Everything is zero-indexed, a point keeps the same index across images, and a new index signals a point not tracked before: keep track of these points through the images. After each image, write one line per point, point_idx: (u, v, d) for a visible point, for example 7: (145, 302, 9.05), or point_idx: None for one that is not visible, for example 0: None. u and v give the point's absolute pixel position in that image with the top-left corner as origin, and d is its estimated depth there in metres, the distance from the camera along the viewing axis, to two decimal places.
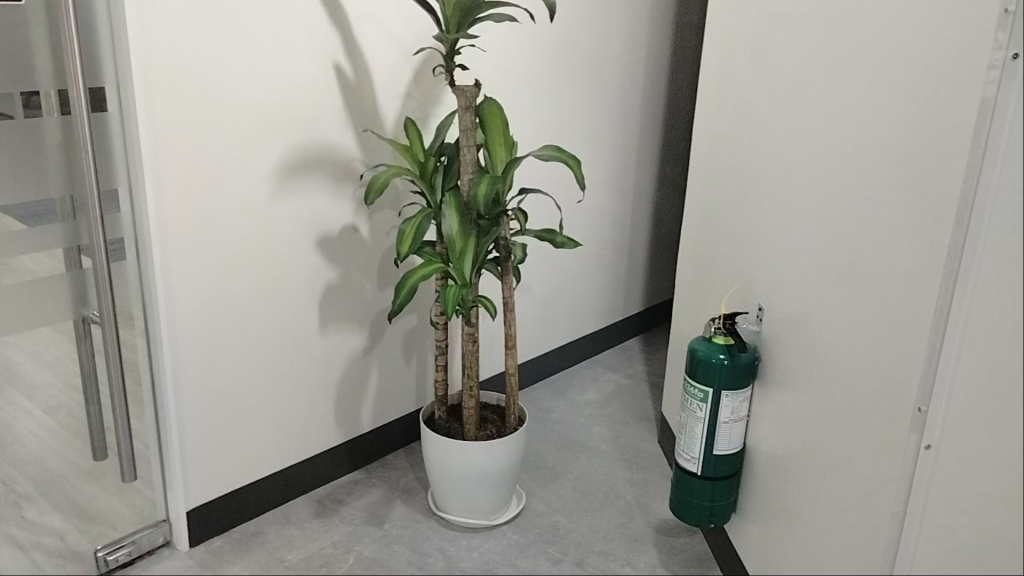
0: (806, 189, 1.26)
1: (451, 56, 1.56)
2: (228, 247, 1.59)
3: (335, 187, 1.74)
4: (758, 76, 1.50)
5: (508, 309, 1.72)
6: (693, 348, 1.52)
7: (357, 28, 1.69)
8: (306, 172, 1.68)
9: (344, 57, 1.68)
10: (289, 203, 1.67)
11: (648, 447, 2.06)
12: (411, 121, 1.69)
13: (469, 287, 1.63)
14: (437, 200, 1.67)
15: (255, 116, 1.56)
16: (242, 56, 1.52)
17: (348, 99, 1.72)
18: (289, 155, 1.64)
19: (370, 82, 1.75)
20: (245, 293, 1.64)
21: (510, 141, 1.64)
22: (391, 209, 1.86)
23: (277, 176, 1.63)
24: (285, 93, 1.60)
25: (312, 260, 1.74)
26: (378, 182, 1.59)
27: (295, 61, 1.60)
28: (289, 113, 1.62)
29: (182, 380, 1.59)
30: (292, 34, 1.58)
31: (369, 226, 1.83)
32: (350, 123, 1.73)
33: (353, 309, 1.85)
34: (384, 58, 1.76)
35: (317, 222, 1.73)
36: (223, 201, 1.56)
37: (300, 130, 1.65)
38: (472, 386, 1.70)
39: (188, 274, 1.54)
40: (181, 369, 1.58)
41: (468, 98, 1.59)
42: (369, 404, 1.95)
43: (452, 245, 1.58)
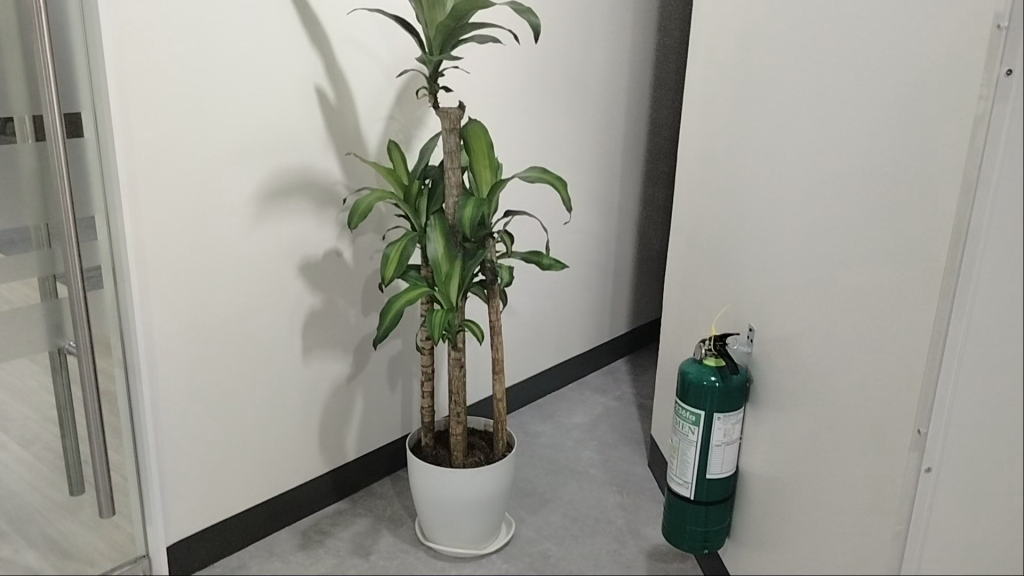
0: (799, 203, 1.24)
1: (435, 78, 1.55)
2: (208, 274, 1.56)
3: (318, 211, 1.72)
4: (745, 91, 1.49)
5: (496, 334, 1.69)
6: (684, 371, 1.50)
7: (338, 49, 1.67)
8: (288, 196, 1.65)
9: (325, 80, 1.66)
10: (270, 228, 1.64)
11: (638, 470, 2.03)
12: (394, 144, 1.66)
13: (455, 311, 1.60)
14: (421, 223, 1.64)
15: (234, 140, 1.54)
16: (221, 78, 1.49)
17: (330, 122, 1.69)
18: (270, 179, 1.62)
19: (352, 105, 1.72)
20: (226, 321, 1.61)
21: (495, 163, 1.62)
22: (374, 233, 1.83)
23: (258, 200, 1.60)
24: (266, 116, 1.58)
25: (295, 286, 1.71)
26: (361, 206, 1.57)
27: (276, 83, 1.58)
28: (270, 136, 1.60)
29: (161, 410, 1.55)
30: (273, 56, 1.56)
31: (352, 250, 1.80)
32: (332, 147, 1.71)
33: (336, 335, 1.81)
34: (367, 80, 1.73)
35: (299, 248, 1.70)
36: (204, 227, 1.53)
37: (282, 154, 1.62)
38: (460, 412, 1.67)
39: (169, 301, 1.51)
40: (159, 399, 1.54)
41: (452, 120, 1.57)
42: (354, 432, 1.91)
43: (437, 269, 1.56)
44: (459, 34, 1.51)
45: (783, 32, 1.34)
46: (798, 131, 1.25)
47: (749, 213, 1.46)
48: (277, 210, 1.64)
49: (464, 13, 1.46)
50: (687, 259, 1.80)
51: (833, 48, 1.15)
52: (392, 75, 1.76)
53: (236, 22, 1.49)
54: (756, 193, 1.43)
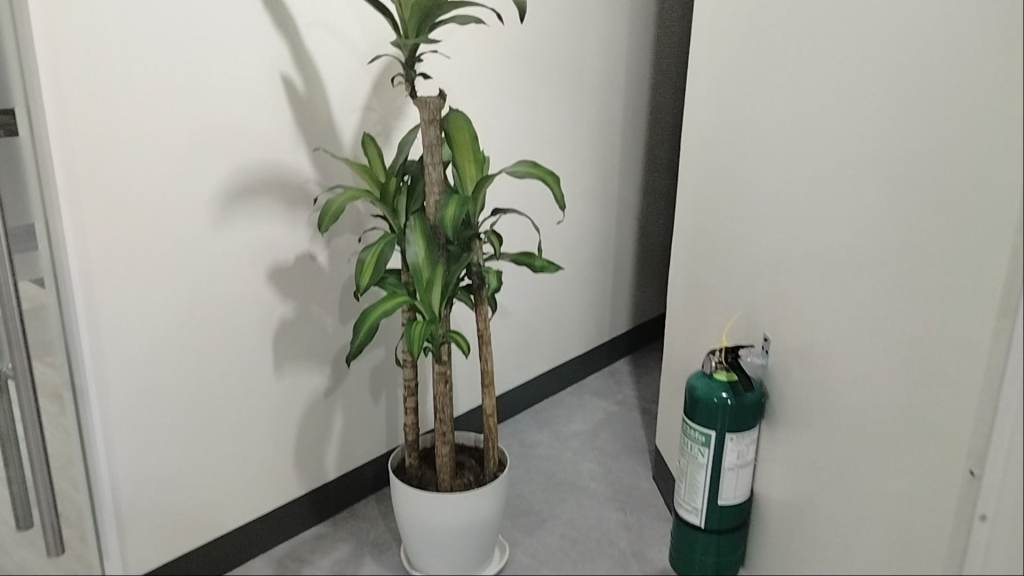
0: (835, 201, 1.09)
1: (411, 64, 1.39)
2: (162, 282, 1.41)
3: (287, 211, 1.56)
4: (754, 72, 1.34)
5: (483, 343, 1.54)
6: (691, 386, 1.35)
7: (305, 31, 1.51)
8: (252, 197, 1.50)
9: (293, 67, 1.51)
10: (233, 231, 1.49)
11: (642, 484, 1.89)
12: (369, 137, 1.51)
13: (439, 321, 1.44)
14: (400, 224, 1.49)
15: (192, 136, 1.39)
16: (173, 64, 1.34)
17: (298, 112, 1.54)
18: (230, 177, 1.46)
19: (321, 93, 1.57)
20: (186, 335, 1.46)
21: (481, 157, 1.47)
22: (351, 234, 1.68)
23: (218, 199, 1.45)
24: (224, 107, 1.43)
25: (262, 294, 1.56)
26: (333, 207, 1.42)
27: (235, 70, 1.43)
28: (229, 129, 1.44)
29: (113, 434, 1.41)
30: (232, 40, 1.41)
31: (328, 254, 1.65)
32: (302, 141, 1.56)
33: (312, 347, 1.67)
34: (338, 67, 1.58)
35: (266, 253, 1.55)
36: (159, 232, 1.39)
37: (243, 148, 1.47)
38: (446, 430, 1.52)
39: (118, 312, 1.37)
40: (112, 422, 1.40)
41: (431, 110, 1.42)
42: (334, 449, 1.77)
43: (417, 274, 1.41)
44: (437, 14, 1.35)
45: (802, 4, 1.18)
46: (827, 117, 1.10)
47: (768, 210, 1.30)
48: (239, 211, 1.49)
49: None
50: (691, 256, 1.65)
51: (871, 22, 1.00)
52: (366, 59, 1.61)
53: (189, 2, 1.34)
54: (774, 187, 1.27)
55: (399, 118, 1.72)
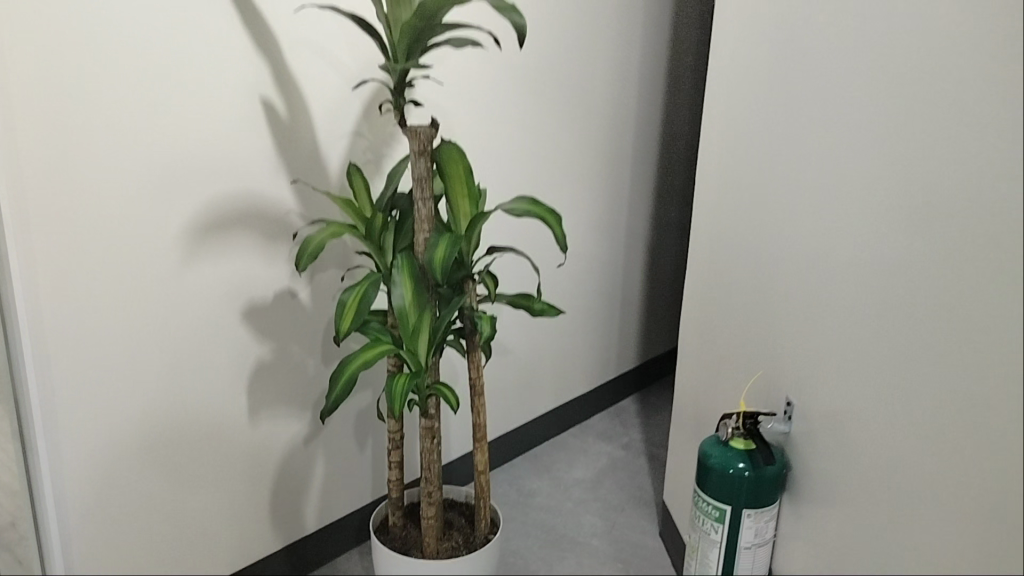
0: (880, 260, 0.94)
1: (401, 90, 1.26)
2: (127, 323, 1.30)
3: (265, 245, 1.44)
4: (784, 104, 1.18)
5: (476, 394, 1.41)
6: (704, 453, 1.22)
7: (288, 51, 1.38)
8: (227, 233, 1.38)
9: (274, 92, 1.39)
10: (206, 267, 1.37)
11: (646, 543, 1.75)
12: (355, 167, 1.39)
13: (425, 372, 1.31)
14: (386, 263, 1.36)
15: (161, 166, 1.28)
16: (141, 87, 1.22)
17: (279, 140, 1.42)
18: (204, 209, 1.34)
19: (305, 118, 1.44)
20: (152, 379, 1.35)
21: (475, 192, 1.35)
22: (336, 268, 1.55)
23: (189, 232, 1.33)
24: (198, 133, 1.31)
25: (237, 335, 1.44)
26: (313, 245, 1.30)
27: (211, 92, 1.30)
28: (204, 157, 1.32)
29: (64, 487, 1.31)
30: (208, 60, 1.29)
31: (310, 291, 1.52)
32: (283, 171, 1.43)
33: (291, 393, 1.54)
34: (324, 91, 1.45)
35: (242, 291, 1.43)
36: (121, 270, 1.27)
37: (218, 178, 1.35)
38: (432, 490, 1.39)
39: (75, 355, 1.26)
40: (64, 471, 1.30)
41: (422, 141, 1.29)
42: (314, 500, 1.64)
43: (402, 320, 1.28)
44: (430, 36, 1.23)
45: (843, 27, 1.03)
46: (875, 159, 0.94)
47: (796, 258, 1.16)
48: (213, 246, 1.37)
49: (435, 10, 1.18)
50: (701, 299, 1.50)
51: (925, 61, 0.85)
52: (355, 81, 1.48)
53: (161, 19, 1.22)
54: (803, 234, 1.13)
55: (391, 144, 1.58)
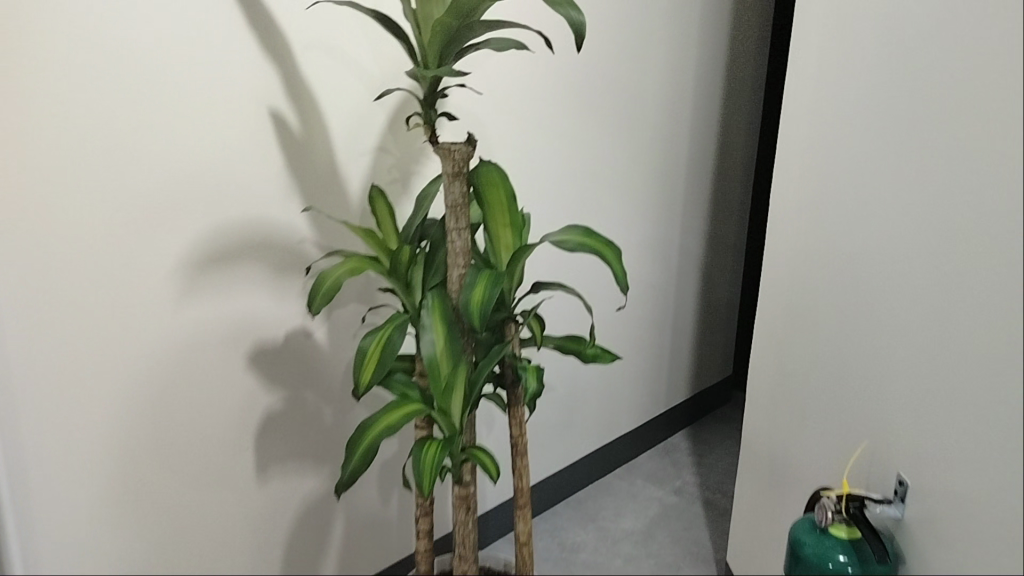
0: None
1: (431, 102, 1.06)
2: (106, 362, 1.17)
3: (274, 280, 1.26)
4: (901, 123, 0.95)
5: (518, 455, 1.21)
6: (796, 538, 1.09)
7: (300, 56, 1.19)
8: (229, 264, 1.21)
9: (283, 104, 1.20)
10: (205, 305, 1.21)
11: None
12: (378, 190, 1.19)
13: (460, 433, 1.12)
14: (414, 302, 1.17)
15: (152, 186, 1.13)
16: (120, 100, 1.08)
17: (291, 157, 1.23)
18: (197, 239, 1.18)
19: (322, 133, 1.25)
20: (136, 429, 1.22)
21: (519, 219, 1.16)
22: (358, 304, 1.34)
23: (181, 265, 1.18)
24: (189, 152, 1.14)
25: (240, 382, 1.27)
26: (329, 282, 1.11)
27: (205, 106, 1.14)
28: (197, 180, 1.16)
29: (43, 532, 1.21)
30: (201, 68, 1.12)
31: (329, 330, 1.32)
32: (295, 194, 1.25)
33: (306, 444, 1.36)
34: (343, 101, 1.25)
35: (247, 332, 1.25)
36: (105, 301, 1.14)
37: (216, 205, 1.18)
38: (466, 567, 1.20)
39: (55, 395, 1.15)
40: (46, 518, 1.21)
41: (457, 161, 1.09)
42: (335, 560, 1.47)
43: (433, 372, 1.09)
44: (468, 38, 1.03)
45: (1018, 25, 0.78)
46: None
47: (929, 311, 0.93)
48: (212, 281, 1.20)
49: (475, 7, 0.99)
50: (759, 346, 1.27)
51: None
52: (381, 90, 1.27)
53: (143, 22, 1.06)
54: (921, 284, 0.94)
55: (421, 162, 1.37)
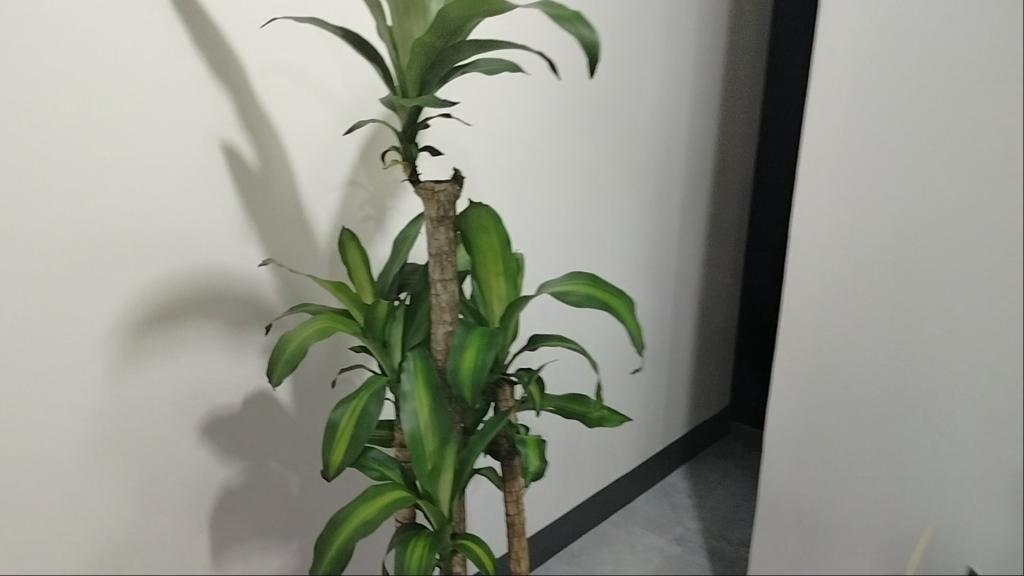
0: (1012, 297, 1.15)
1: (411, 134, 0.91)
2: (39, 447, 1.00)
3: (230, 338, 1.10)
4: None
5: (515, 536, 1.06)
6: None
7: (255, 80, 1.04)
8: (180, 323, 1.06)
9: (237, 136, 1.05)
10: (150, 371, 1.05)
11: None
12: (349, 234, 1.03)
13: (450, 519, 0.96)
14: (393, 363, 1.01)
15: (86, 234, 0.96)
16: (50, 141, 0.91)
17: (247, 197, 1.08)
18: (141, 297, 1.02)
19: (283, 169, 1.10)
20: (76, 516, 1.05)
21: (514, 266, 1.00)
22: (328, 363, 1.19)
23: (122, 327, 1.02)
24: (128, 198, 0.98)
25: (194, 455, 1.11)
26: (293, 346, 0.94)
27: (145, 144, 0.98)
28: (138, 230, 1.00)
29: None
30: (140, 100, 0.96)
31: (295, 393, 1.17)
32: (253, 239, 1.10)
33: (269, 517, 1.21)
34: (305, 133, 1.10)
35: (201, 399, 1.09)
36: (32, 372, 0.97)
37: (162, 257, 1.02)
38: None
39: None
40: None
41: (442, 203, 0.93)
42: None
43: (416, 450, 0.93)
44: (454, 61, 0.88)
45: None
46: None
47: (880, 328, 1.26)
48: (159, 343, 1.05)
49: (460, 27, 0.83)
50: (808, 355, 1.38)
51: None
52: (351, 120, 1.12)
53: (74, 48, 0.90)
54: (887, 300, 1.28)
55: (398, 198, 1.22)
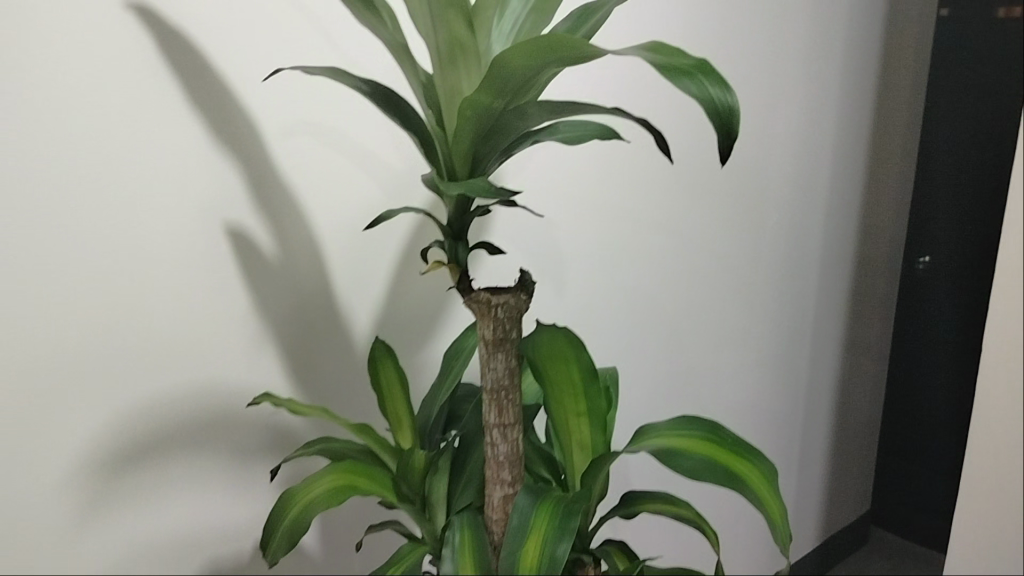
0: None
1: (460, 228, 0.64)
2: None
3: (237, 467, 0.89)
4: None
5: None
6: None
7: (275, 147, 0.81)
8: (172, 452, 0.85)
9: (250, 219, 0.82)
10: (132, 510, 0.85)
11: None
12: (384, 345, 0.78)
13: None
14: (435, 528, 0.74)
15: (52, 344, 0.76)
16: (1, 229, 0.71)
17: (263, 293, 0.85)
18: (122, 423, 0.81)
19: (312, 259, 0.86)
20: None
21: (603, 401, 0.72)
22: (365, 501, 0.96)
23: (95, 458, 0.81)
24: (106, 303, 0.77)
25: None
26: (298, 510, 0.70)
27: (133, 234, 0.77)
28: (120, 342, 0.79)
29: None
30: (127, 179, 0.75)
31: (320, 536, 0.95)
32: (271, 344, 0.86)
33: None
34: (340, 213, 0.86)
35: (199, 544, 0.89)
36: None
37: (148, 374, 0.81)
38: None
39: None
40: None
41: (498, 321, 0.65)
42: None
43: None
44: (523, 129, 0.61)
45: None
46: None
47: None
48: (145, 477, 0.84)
49: (529, 80, 0.56)
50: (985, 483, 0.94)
51: None
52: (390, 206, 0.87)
53: (34, 111, 0.70)
54: None
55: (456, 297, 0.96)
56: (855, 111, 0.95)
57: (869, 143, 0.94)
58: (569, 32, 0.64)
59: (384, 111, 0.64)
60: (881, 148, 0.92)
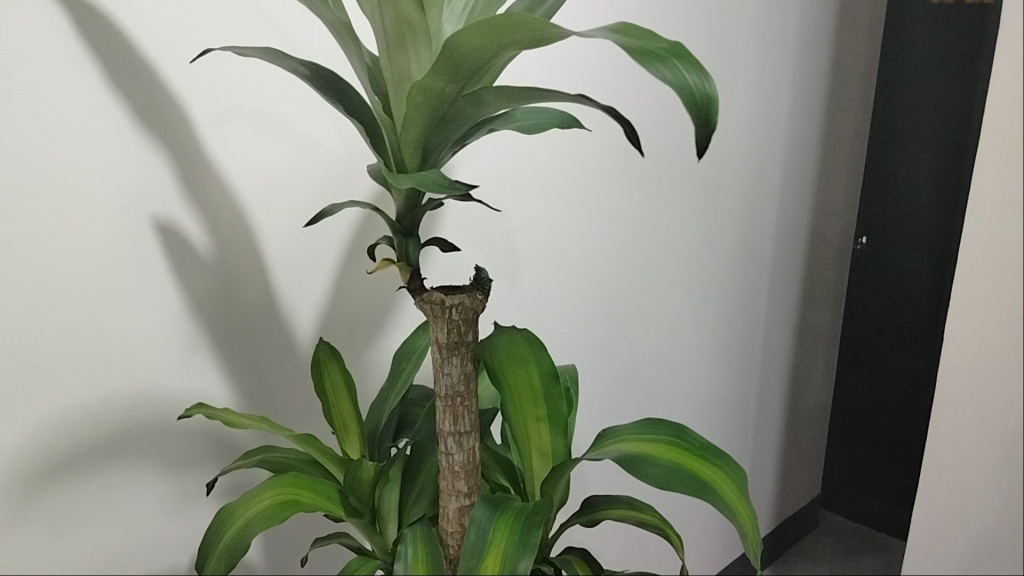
0: None
1: (411, 224, 0.59)
2: None
3: (173, 478, 0.83)
4: None
5: None
6: None
7: (206, 135, 0.74)
8: (102, 463, 0.79)
9: (182, 213, 0.75)
10: (57, 528, 0.78)
11: None
12: (329, 347, 0.73)
13: None
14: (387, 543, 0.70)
15: None
16: None
17: (196, 293, 0.78)
18: (45, 435, 0.75)
19: (251, 255, 0.80)
20: None
21: (563, 405, 0.68)
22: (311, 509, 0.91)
23: (12, 478, 0.74)
24: (22, 309, 0.70)
25: None
26: (237, 525, 0.65)
27: (51, 229, 0.70)
28: (41, 347, 0.72)
29: None
30: (41, 170, 0.68)
31: (265, 546, 0.90)
32: (206, 347, 0.81)
33: None
34: (280, 208, 0.80)
35: (133, 563, 0.83)
36: None
37: (73, 382, 0.74)
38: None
39: None
40: None
41: (452, 323, 0.61)
42: None
43: None
44: (478, 117, 0.56)
45: None
46: None
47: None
48: (73, 492, 0.78)
49: (486, 63, 0.52)
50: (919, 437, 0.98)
51: None
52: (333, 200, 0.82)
53: None
54: None
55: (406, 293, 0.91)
56: (813, 98, 0.93)
57: (828, 131, 0.92)
58: (527, 10, 0.60)
59: (325, 96, 0.58)
60: (841, 136, 0.90)
